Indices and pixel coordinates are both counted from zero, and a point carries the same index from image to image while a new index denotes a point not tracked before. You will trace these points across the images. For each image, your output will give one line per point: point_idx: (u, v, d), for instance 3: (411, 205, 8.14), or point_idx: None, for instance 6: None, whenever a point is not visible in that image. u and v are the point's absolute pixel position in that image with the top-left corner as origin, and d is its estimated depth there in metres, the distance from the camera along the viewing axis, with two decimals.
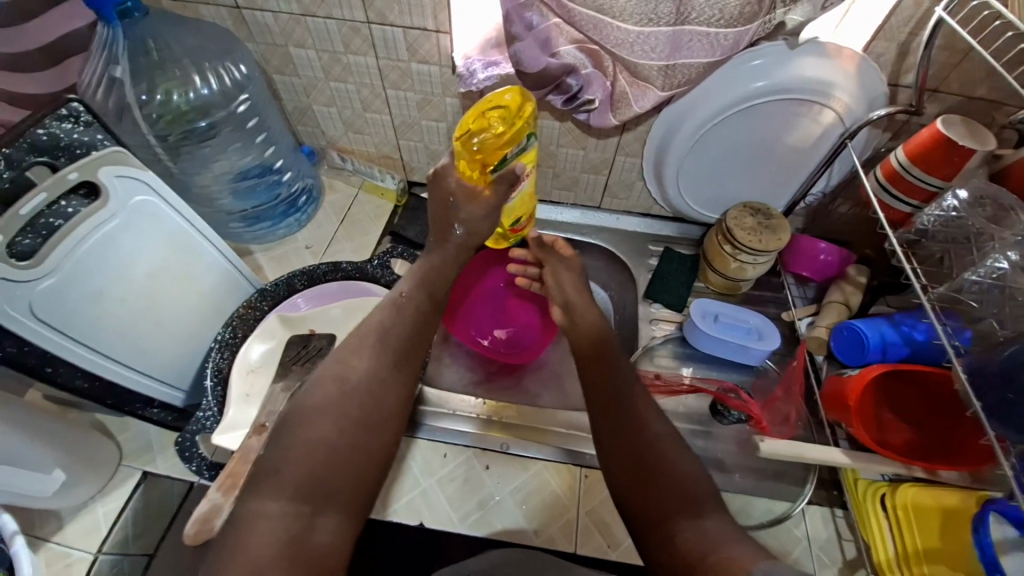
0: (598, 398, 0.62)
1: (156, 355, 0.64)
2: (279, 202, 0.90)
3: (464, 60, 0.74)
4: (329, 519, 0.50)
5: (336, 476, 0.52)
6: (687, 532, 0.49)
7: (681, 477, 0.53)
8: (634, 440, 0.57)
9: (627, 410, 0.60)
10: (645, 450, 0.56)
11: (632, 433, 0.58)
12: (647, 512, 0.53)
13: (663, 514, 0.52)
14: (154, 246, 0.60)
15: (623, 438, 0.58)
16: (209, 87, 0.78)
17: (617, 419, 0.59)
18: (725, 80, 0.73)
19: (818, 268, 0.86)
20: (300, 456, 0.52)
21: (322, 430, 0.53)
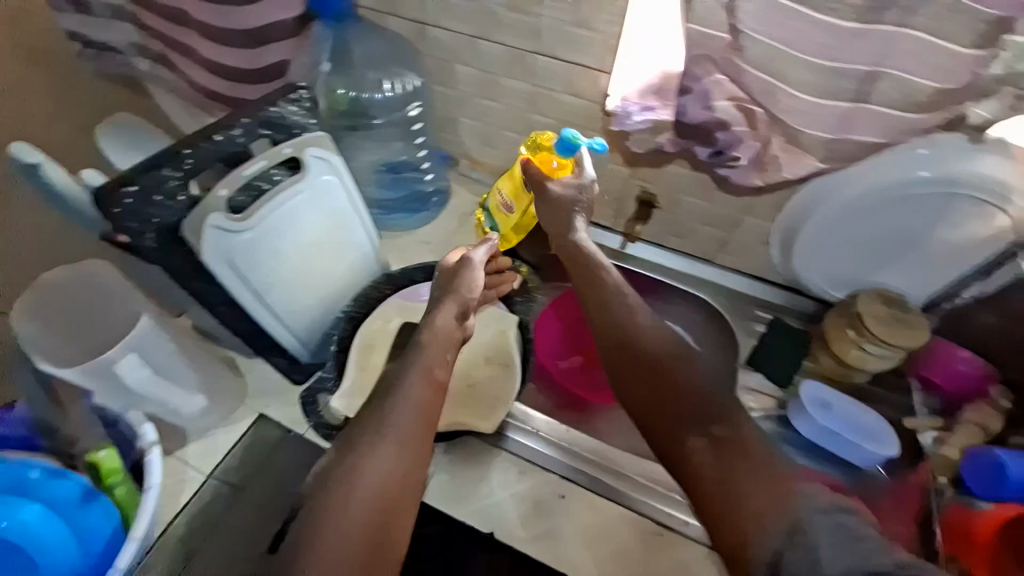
0: (630, 355, 0.57)
1: (302, 318, 0.71)
2: (415, 198, 0.99)
3: (621, 102, 0.76)
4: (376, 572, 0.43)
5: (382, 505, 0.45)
6: (708, 458, 0.48)
7: (735, 436, 0.49)
8: (674, 395, 0.53)
9: (666, 366, 0.54)
10: (682, 398, 0.52)
11: (722, 471, 0.47)
12: (684, 475, 0.50)
13: (708, 483, 0.47)
14: (324, 222, 0.67)
15: (721, 484, 0.46)
16: (392, 92, 0.88)
17: (650, 373, 0.55)
18: (887, 165, 0.70)
19: (952, 378, 0.81)
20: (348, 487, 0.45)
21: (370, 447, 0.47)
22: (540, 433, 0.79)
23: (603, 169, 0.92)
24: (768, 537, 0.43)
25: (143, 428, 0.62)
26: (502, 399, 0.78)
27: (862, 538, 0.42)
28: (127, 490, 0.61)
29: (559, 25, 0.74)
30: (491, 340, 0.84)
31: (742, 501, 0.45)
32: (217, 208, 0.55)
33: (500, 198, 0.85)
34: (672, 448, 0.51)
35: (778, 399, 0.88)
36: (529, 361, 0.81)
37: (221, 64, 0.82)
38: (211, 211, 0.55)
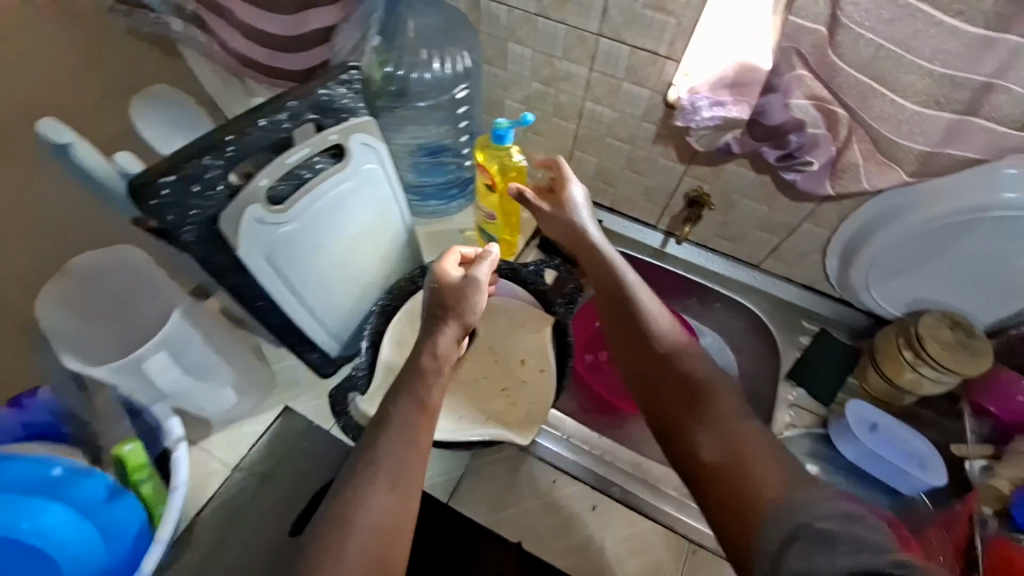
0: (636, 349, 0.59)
1: (338, 313, 0.68)
2: (454, 184, 0.91)
3: (688, 93, 0.69)
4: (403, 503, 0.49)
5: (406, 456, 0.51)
6: (711, 442, 0.50)
7: (731, 432, 0.50)
8: (682, 389, 0.54)
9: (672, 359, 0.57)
10: (690, 395, 0.54)
11: (712, 440, 0.50)
12: (699, 469, 0.50)
13: (722, 471, 0.48)
14: (368, 214, 0.63)
15: (710, 460, 0.49)
16: (443, 72, 0.79)
17: (661, 365, 0.57)
18: (978, 186, 0.64)
19: (1012, 408, 0.75)
20: (381, 443, 0.51)
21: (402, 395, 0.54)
22: (572, 440, 0.77)
23: (655, 164, 0.86)
24: (767, 541, 0.43)
25: (170, 422, 0.58)
26: (535, 402, 0.72)
27: (854, 516, 0.41)
28: (154, 487, 0.58)
29: (629, 7, 0.67)
30: (525, 337, 0.78)
31: (743, 481, 0.46)
32: (256, 200, 0.50)
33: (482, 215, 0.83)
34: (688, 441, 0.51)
35: (820, 418, 0.83)
36: (567, 364, 0.75)
37: (258, 31, 0.79)
38: (252, 203, 0.50)
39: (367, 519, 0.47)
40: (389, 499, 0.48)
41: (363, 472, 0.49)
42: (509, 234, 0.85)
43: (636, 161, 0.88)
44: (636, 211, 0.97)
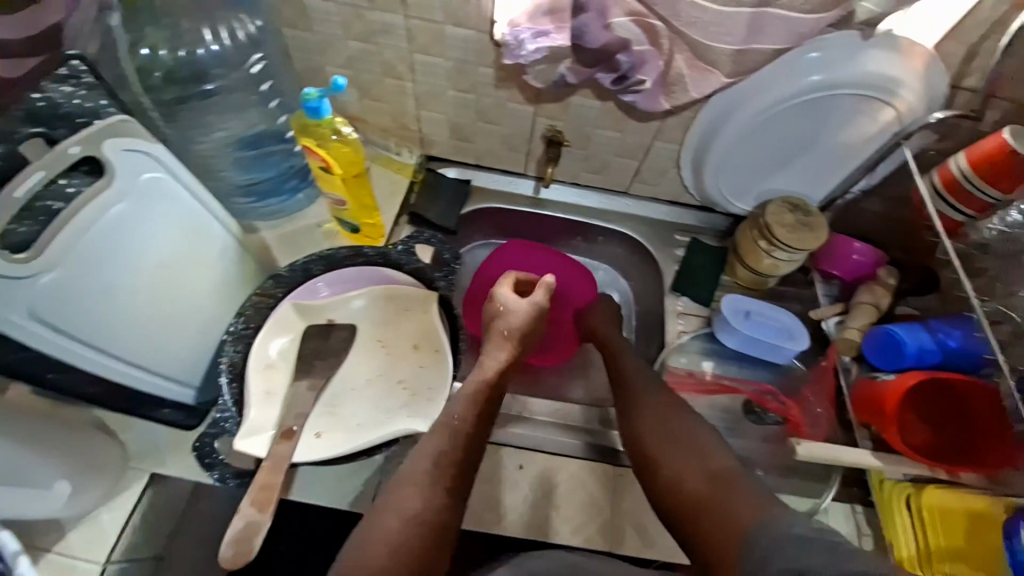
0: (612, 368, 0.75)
1: (172, 353, 0.59)
2: (290, 175, 0.79)
3: (511, 28, 0.66)
4: (443, 498, 0.52)
5: (453, 443, 0.55)
6: (694, 481, 0.56)
7: (663, 413, 0.65)
8: (670, 431, 0.62)
9: (641, 394, 0.68)
10: (680, 440, 0.61)
11: (663, 428, 0.63)
12: (682, 504, 0.56)
13: (661, 462, 0.60)
14: (167, 232, 0.54)
15: (662, 434, 0.63)
16: (221, 43, 0.67)
17: (638, 401, 0.68)
18: (781, 73, 0.69)
19: (849, 267, 0.85)
20: (428, 456, 0.54)
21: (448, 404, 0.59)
22: None
23: (504, 110, 0.82)
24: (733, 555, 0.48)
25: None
26: (433, 387, 0.68)
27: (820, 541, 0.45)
28: None
29: None
30: (411, 321, 0.74)
31: (728, 504, 0.52)
32: None
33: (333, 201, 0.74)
34: (657, 476, 0.59)
35: (704, 318, 0.89)
36: (460, 340, 0.70)
37: None
38: None
39: (412, 505, 0.51)
40: (428, 492, 0.51)
41: (415, 472, 0.53)
42: (369, 218, 0.78)
43: (486, 111, 0.83)
44: (502, 163, 0.94)
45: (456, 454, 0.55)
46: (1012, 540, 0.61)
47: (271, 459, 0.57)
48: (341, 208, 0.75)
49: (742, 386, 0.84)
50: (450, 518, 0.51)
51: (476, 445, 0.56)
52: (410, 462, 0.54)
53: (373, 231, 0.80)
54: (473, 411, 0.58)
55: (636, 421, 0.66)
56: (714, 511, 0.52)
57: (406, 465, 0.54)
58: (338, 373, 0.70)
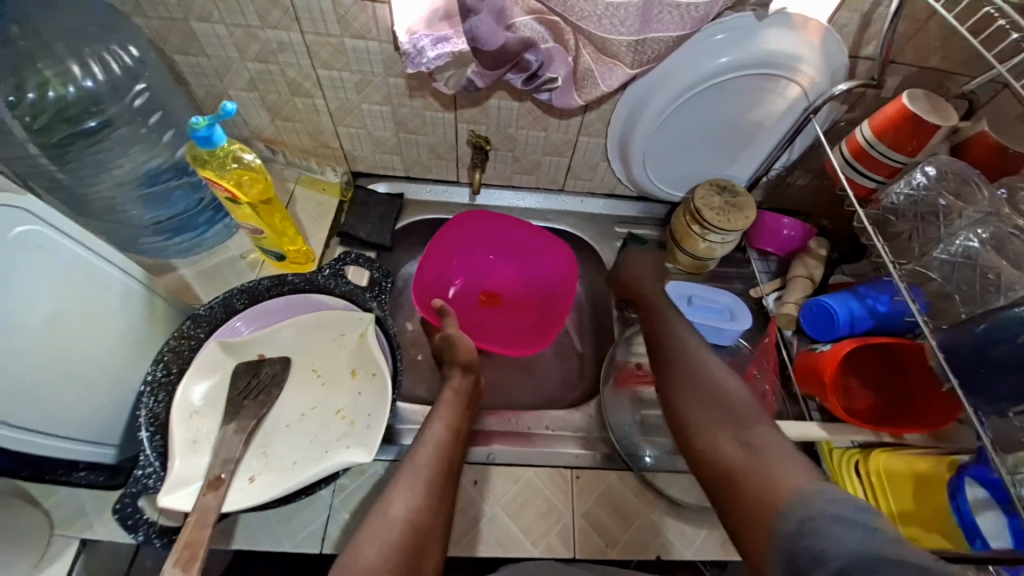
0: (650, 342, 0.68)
1: (76, 413, 0.55)
2: (202, 208, 0.77)
3: (409, 36, 0.64)
4: (435, 505, 0.55)
5: (439, 461, 0.58)
6: (733, 451, 0.50)
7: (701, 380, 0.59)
8: (718, 399, 0.56)
9: (694, 364, 0.61)
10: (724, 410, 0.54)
11: (701, 392, 0.57)
12: (715, 474, 0.50)
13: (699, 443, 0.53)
14: (48, 286, 0.50)
15: (700, 399, 0.57)
16: (93, 77, 0.64)
17: (685, 375, 0.60)
18: (688, 58, 0.69)
19: (781, 243, 0.87)
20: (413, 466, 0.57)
21: (433, 421, 0.62)
22: None
23: (424, 119, 0.81)
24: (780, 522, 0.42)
25: None
26: (373, 412, 0.66)
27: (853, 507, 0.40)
28: None
29: None
30: (346, 346, 0.71)
31: (767, 479, 0.46)
32: None
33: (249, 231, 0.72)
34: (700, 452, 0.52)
35: None
36: (397, 359, 0.69)
37: None
38: None
39: (401, 514, 0.52)
40: (419, 500, 0.54)
41: (402, 482, 0.56)
42: (291, 243, 0.76)
43: (405, 121, 0.81)
44: (432, 172, 0.92)
45: (445, 470, 0.58)
46: (957, 498, 0.61)
47: (196, 513, 0.53)
48: (259, 237, 0.73)
49: None
50: (440, 523, 0.54)
51: (455, 466, 0.59)
52: (403, 476, 0.56)
53: (300, 257, 0.78)
54: (449, 432, 0.61)
55: (672, 396, 0.59)
56: (757, 479, 0.46)
57: (398, 477, 0.56)
58: (272, 411, 0.67)
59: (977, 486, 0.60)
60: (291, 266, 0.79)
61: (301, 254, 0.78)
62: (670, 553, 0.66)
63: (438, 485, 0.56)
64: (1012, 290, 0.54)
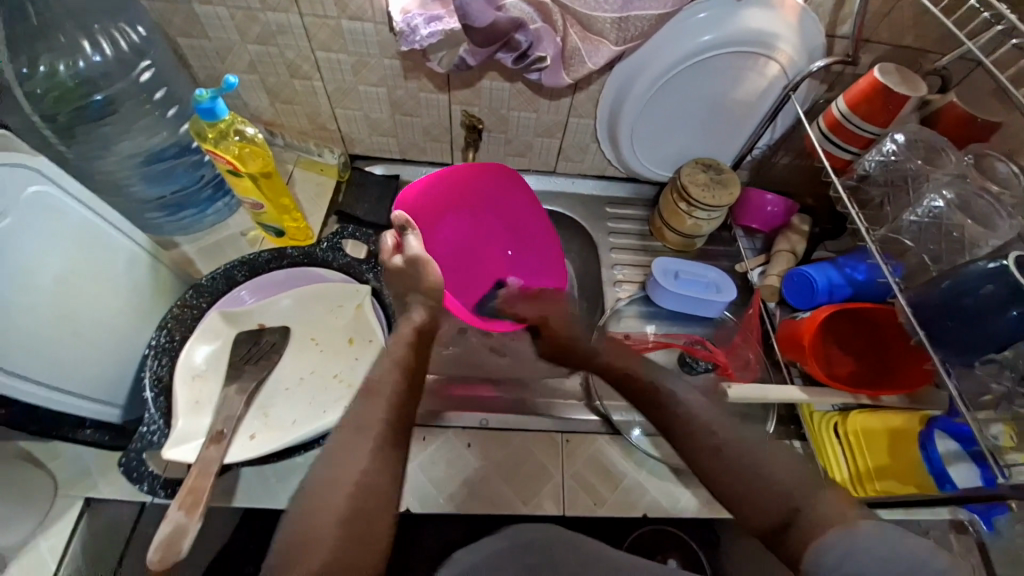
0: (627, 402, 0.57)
1: (83, 373, 0.58)
2: (203, 185, 0.79)
3: (403, 15, 0.68)
4: (396, 457, 0.50)
5: (394, 408, 0.52)
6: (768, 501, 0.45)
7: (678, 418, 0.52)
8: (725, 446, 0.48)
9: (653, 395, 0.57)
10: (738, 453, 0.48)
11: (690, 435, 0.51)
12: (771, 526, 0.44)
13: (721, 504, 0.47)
14: (57, 246, 0.53)
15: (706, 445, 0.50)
16: (102, 53, 0.67)
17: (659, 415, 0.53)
18: (671, 36, 0.72)
19: (765, 219, 0.90)
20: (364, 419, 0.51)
21: (384, 368, 0.55)
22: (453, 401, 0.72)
23: (419, 101, 0.83)
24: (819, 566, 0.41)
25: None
26: None
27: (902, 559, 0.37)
28: None
29: None
30: (344, 317, 0.73)
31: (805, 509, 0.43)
32: None
33: (248, 204, 0.74)
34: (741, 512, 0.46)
35: (640, 284, 0.92)
36: (392, 328, 0.71)
37: None
38: None
39: (356, 476, 0.47)
40: (373, 464, 0.48)
41: (353, 435, 0.50)
42: (290, 219, 0.78)
43: (400, 103, 0.84)
44: (426, 155, 0.95)
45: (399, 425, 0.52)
46: (928, 448, 0.65)
47: (199, 464, 0.56)
48: (259, 210, 0.75)
49: (675, 340, 0.87)
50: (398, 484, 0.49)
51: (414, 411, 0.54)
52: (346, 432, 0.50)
53: (299, 231, 0.81)
54: (404, 371, 0.56)
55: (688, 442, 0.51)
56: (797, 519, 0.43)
57: (342, 437, 0.50)
58: (271, 374, 0.69)
59: (947, 439, 0.65)
60: (286, 241, 0.82)
61: (300, 227, 0.81)
62: (656, 511, 0.69)
63: (389, 441, 0.50)
64: (976, 248, 0.57)
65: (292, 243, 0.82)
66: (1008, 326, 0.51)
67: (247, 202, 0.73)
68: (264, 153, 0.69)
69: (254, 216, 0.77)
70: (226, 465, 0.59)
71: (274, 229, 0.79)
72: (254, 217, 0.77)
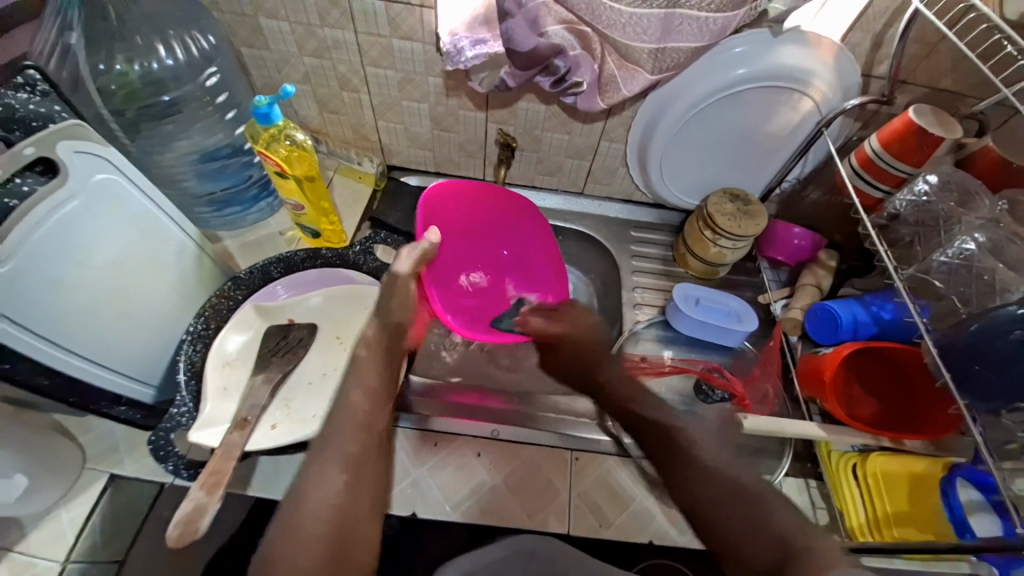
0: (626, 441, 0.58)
1: (124, 351, 0.62)
2: (250, 184, 0.85)
3: (451, 37, 0.71)
4: (370, 483, 0.49)
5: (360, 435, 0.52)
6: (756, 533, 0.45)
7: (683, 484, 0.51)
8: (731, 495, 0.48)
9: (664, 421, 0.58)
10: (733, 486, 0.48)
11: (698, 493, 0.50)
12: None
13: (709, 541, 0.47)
14: (116, 230, 0.57)
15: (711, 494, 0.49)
16: (174, 58, 0.72)
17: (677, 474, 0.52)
18: (706, 68, 0.74)
19: (792, 252, 0.90)
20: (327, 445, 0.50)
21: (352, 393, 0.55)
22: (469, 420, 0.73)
23: (457, 118, 0.87)
24: None
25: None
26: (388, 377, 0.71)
27: None
28: None
29: None
30: (369, 318, 0.76)
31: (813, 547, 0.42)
32: None
33: (291, 204, 0.78)
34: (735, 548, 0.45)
35: (660, 308, 0.93)
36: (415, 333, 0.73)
37: None
38: None
39: (330, 499, 0.46)
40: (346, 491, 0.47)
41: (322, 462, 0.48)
42: (327, 222, 0.82)
43: (440, 119, 0.88)
44: (459, 169, 0.98)
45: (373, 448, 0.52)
46: (949, 495, 0.63)
47: (222, 447, 0.58)
48: (299, 210, 0.79)
49: (692, 365, 0.86)
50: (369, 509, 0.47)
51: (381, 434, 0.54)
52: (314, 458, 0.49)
53: (334, 234, 0.85)
54: (374, 398, 0.55)
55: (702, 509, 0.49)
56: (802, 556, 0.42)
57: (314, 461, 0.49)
58: (296, 369, 0.72)
59: (971, 488, 0.63)
60: (321, 241, 0.85)
61: (336, 231, 0.84)
62: (662, 538, 0.68)
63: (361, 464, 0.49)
64: (1007, 292, 0.56)
65: (326, 244, 0.86)
66: None
67: (289, 201, 0.77)
68: (309, 158, 0.73)
69: (294, 215, 0.81)
70: (248, 451, 0.61)
71: (311, 229, 0.83)
72: (294, 216, 0.81)
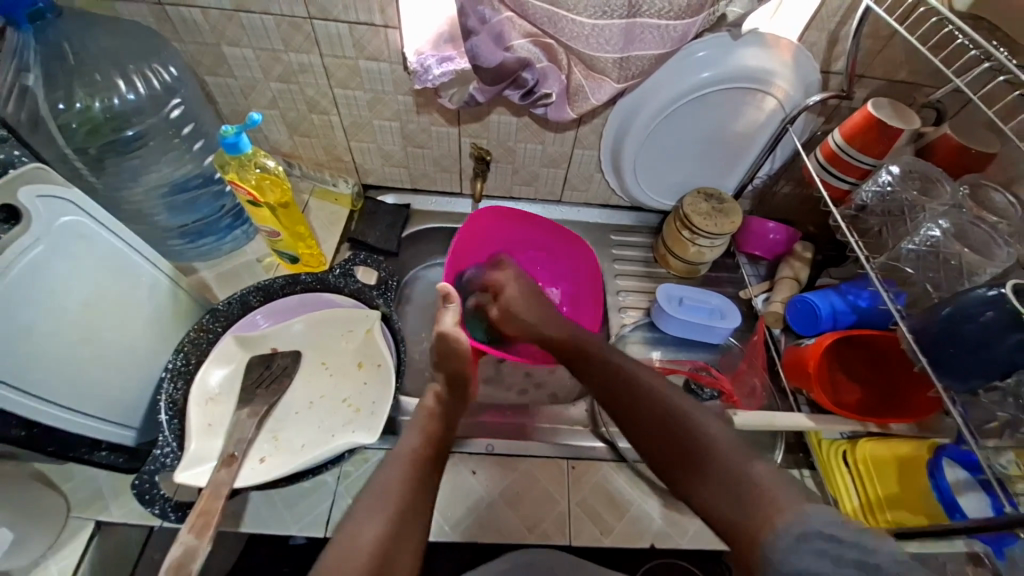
0: None
1: (103, 396, 0.60)
2: (224, 214, 0.84)
3: (417, 56, 0.72)
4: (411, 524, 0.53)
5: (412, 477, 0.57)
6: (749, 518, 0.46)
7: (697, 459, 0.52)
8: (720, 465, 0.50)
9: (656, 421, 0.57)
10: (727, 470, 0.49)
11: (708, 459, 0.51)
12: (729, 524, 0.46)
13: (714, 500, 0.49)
14: (86, 272, 0.56)
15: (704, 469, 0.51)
16: (136, 92, 0.71)
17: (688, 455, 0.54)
18: (672, 73, 0.76)
19: (768, 246, 0.92)
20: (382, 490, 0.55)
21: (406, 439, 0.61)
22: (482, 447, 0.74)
23: (430, 134, 0.87)
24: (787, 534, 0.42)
25: None
26: (376, 400, 0.69)
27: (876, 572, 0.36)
28: None
29: None
30: (354, 341, 0.75)
31: None
32: None
33: (265, 231, 0.77)
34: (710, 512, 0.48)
35: (644, 310, 0.93)
36: (401, 351, 0.73)
37: None
38: None
39: (369, 540, 0.50)
40: (391, 524, 0.52)
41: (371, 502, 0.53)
42: (305, 246, 0.81)
43: (412, 136, 0.87)
44: (436, 184, 0.98)
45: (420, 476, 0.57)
46: (937, 476, 0.65)
47: (210, 487, 0.57)
48: (274, 237, 0.78)
49: (680, 366, 0.85)
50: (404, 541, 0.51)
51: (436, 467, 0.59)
52: (368, 498, 0.54)
53: (313, 259, 0.84)
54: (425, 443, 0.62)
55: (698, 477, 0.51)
56: None
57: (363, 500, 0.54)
58: (282, 398, 0.71)
59: (956, 468, 0.65)
60: (300, 266, 0.85)
61: (315, 256, 0.84)
62: (664, 542, 0.68)
63: (412, 502, 0.55)
64: (975, 275, 0.58)
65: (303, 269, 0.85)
66: (1009, 352, 0.51)
67: (262, 228, 0.76)
68: (279, 184, 0.73)
69: (269, 242, 0.80)
70: (237, 487, 0.60)
71: (290, 255, 0.82)
72: (269, 242, 0.80)
